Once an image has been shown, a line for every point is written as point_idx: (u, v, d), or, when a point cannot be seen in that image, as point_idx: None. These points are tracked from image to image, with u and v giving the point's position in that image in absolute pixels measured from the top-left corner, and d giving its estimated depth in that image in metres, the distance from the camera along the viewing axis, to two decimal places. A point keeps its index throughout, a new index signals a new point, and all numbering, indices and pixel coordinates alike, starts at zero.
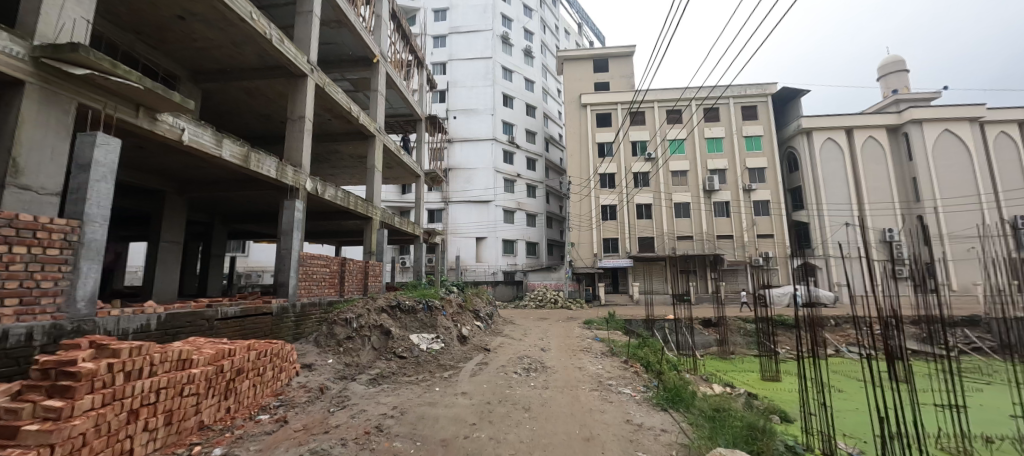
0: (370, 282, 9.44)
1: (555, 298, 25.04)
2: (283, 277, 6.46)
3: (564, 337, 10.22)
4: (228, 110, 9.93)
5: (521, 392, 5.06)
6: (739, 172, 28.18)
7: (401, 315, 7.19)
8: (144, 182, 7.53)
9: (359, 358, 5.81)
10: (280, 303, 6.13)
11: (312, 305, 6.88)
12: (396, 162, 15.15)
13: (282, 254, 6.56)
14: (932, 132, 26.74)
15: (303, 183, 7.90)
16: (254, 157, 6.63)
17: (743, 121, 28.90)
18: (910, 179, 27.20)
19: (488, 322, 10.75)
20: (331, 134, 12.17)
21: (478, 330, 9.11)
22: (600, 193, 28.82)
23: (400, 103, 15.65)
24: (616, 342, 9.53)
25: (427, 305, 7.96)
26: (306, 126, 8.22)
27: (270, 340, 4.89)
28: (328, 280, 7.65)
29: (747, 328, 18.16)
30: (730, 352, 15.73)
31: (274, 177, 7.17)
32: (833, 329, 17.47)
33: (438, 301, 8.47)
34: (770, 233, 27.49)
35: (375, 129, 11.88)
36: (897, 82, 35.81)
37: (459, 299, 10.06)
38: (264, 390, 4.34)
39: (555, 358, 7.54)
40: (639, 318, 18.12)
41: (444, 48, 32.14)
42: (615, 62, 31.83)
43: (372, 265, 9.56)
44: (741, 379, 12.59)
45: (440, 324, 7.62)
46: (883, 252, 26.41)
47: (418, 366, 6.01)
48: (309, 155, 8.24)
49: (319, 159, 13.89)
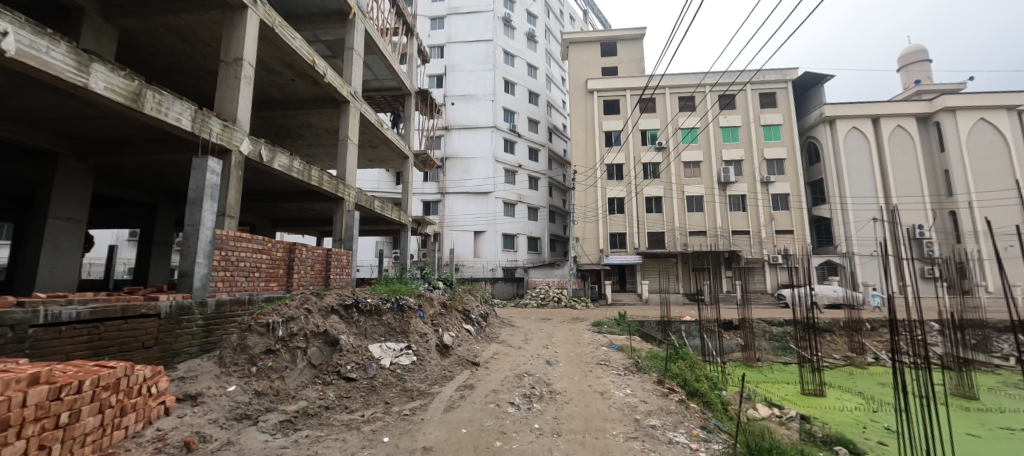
0: (333, 274, 7.54)
1: (557, 297, 23.00)
2: (187, 264, 4.58)
3: (573, 344, 8.31)
4: (164, 60, 8.12)
5: (518, 445, 3.21)
6: (756, 163, 26.24)
7: (361, 318, 5.31)
8: (21, 138, 5.72)
9: (285, 384, 3.94)
10: (175, 301, 4.28)
11: (235, 303, 5.01)
12: (380, 142, 13.27)
13: (187, 232, 4.66)
14: (966, 121, 24.69)
15: (235, 143, 6.01)
16: (151, 97, 4.78)
17: (760, 109, 26.95)
18: (941, 171, 25.26)
19: (481, 324, 8.79)
20: (298, 100, 10.27)
21: (467, 336, 7.25)
22: (607, 185, 27.02)
23: (386, 75, 13.71)
24: (638, 352, 7.63)
25: (397, 303, 6.04)
26: (246, 72, 6.34)
27: (106, 361, 2.97)
28: (266, 270, 5.74)
29: (773, 332, 16.25)
30: (756, 359, 13.96)
31: (189, 130, 5.28)
32: (870, 334, 16.26)
33: (414, 300, 6.53)
34: (789, 229, 25.57)
35: (350, 94, 9.96)
36: (919, 73, 33.69)
37: (444, 296, 8.06)
38: (74, 450, 2.46)
39: (565, 376, 5.63)
40: (653, 319, 16.35)
41: (441, 30, 30.23)
42: (624, 46, 29.83)
43: (336, 254, 7.68)
44: (779, 394, 10.66)
45: (413, 328, 5.77)
46: (911, 251, 24.59)
47: (370, 393, 4.16)
48: (248, 109, 6.36)
49: (289, 133, 12.05)
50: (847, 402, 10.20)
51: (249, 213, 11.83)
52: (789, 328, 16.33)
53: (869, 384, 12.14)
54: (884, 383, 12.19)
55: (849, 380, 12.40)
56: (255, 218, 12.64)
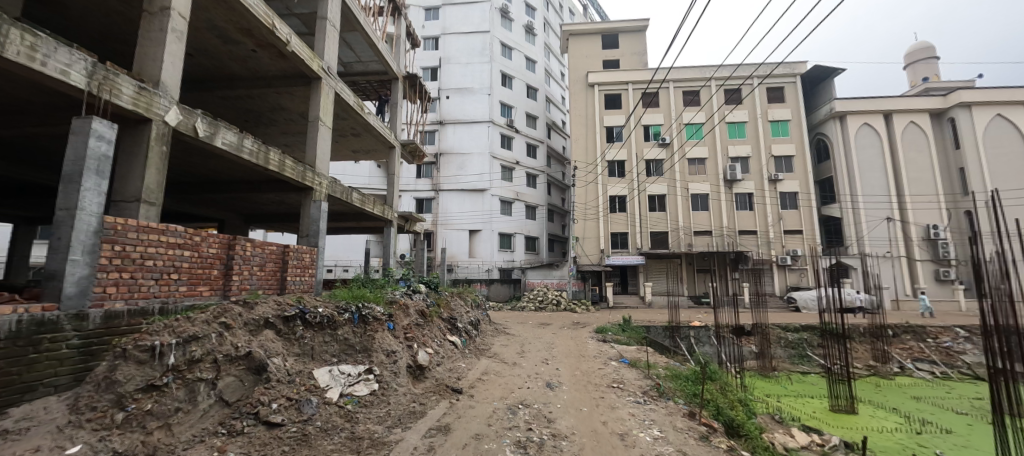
0: (292, 274, 6.31)
1: (556, 299, 21.72)
2: (56, 262, 3.32)
3: (577, 359, 7.06)
4: (97, 21, 6.87)
5: None
6: (763, 160, 25.14)
7: (307, 334, 4.09)
8: None
9: (169, 439, 2.72)
10: (31, 314, 3.02)
11: (139, 314, 3.80)
12: (362, 129, 11.98)
13: (60, 218, 3.40)
14: (982, 117, 23.64)
15: (157, 110, 4.80)
16: (18, 38, 3.53)
17: (768, 104, 25.88)
18: (956, 169, 24.18)
19: (470, 335, 7.53)
20: (263, 78, 9.00)
21: (451, 351, 6.03)
22: (609, 183, 25.83)
23: (370, 56, 12.42)
24: (655, 369, 6.41)
25: (359, 313, 4.78)
26: (174, 24, 5.12)
27: None
28: (189, 271, 4.47)
29: (789, 338, 15.05)
30: (772, 369, 12.87)
31: (83, 88, 4.04)
32: (892, 341, 15.15)
33: (383, 308, 5.28)
34: (798, 229, 24.46)
35: (323, 70, 8.68)
36: (926, 71, 32.73)
37: (425, 302, 6.77)
38: None
39: (571, 408, 4.41)
40: (660, 324, 15.17)
41: (436, 21, 28.99)
42: (626, 38, 28.66)
43: (295, 249, 6.43)
44: (807, 411, 9.49)
45: (378, 345, 4.54)
46: (925, 251, 23.64)
47: (300, 445, 2.96)
48: (175, 72, 5.14)
49: (260, 119, 10.81)
50: (885, 422, 9.03)
51: (213, 206, 10.64)
52: (805, 334, 15.15)
53: (901, 398, 11.01)
54: (918, 398, 11.05)
55: (880, 394, 11.24)
56: (222, 212, 11.44)
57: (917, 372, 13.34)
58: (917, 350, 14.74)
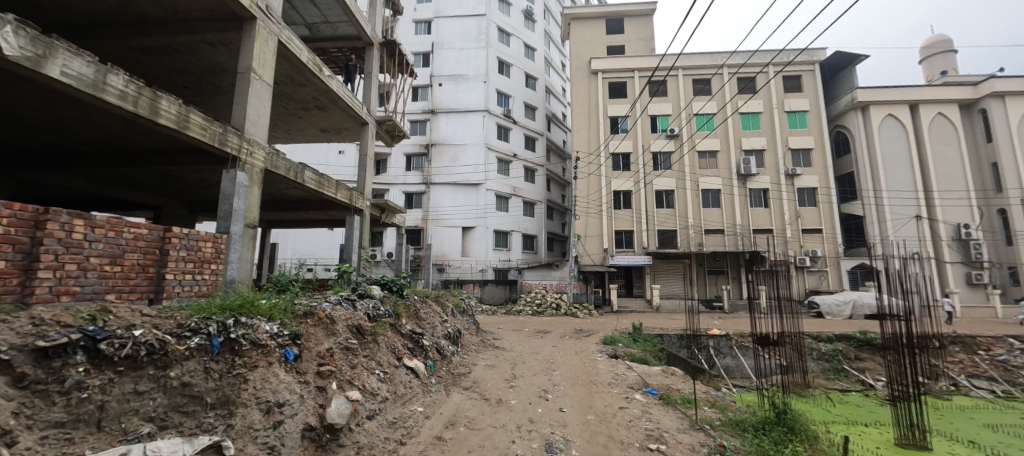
0: (178, 270, 4.35)
1: (556, 303, 19.85)
2: None
3: (587, 390, 5.11)
4: None
5: None
6: (779, 153, 23.29)
7: (92, 383, 2.44)
8: None
9: None
10: None
11: None
12: (326, 100, 10.00)
13: None
14: (1018, 107, 21.75)
15: None
16: None
17: (785, 94, 24.01)
18: (988, 164, 22.35)
19: (441, 354, 5.63)
20: (185, 21, 7.00)
21: (403, 387, 4.16)
22: (612, 177, 23.96)
23: (337, 15, 10.42)
24: (703, 412, 4.45)
25: (223, 335, 3.17)
26: None
27: None
28: None
29: (821, 349, 13.16)
30: (807, 386, 11.02)
31: None
32: (940, 353, 13.28)
33: (281, 325, 3.63)
34: (817, 227, 22.60)
35: (258, 8, 6.71)
36: (944, 63, 30.84)
37: (372, 311, 4.91)
38: None
39: None
40: (674, 332, 13.26)
41: (429, 3, 27.03)
42: (631, 24, 26.75)
43: (184, 235, 4.49)
44: (866, 448, 7.49)
45: (250, 393, 2.94)
46: (956, 252, 21.76)
47: None
48: None
49: (198, 84, 8.86)
50: None
51: (141, 188, 8.77)
52: (839, 345, 13.30)
53: (972, 426, 9.10)
54: (992, 426, 9.10)
55: (947, 422, 9.29)
56: (156, 197, 9.54)
57: (975, 391, 11.50)
58: (970, 365, 12.92)
